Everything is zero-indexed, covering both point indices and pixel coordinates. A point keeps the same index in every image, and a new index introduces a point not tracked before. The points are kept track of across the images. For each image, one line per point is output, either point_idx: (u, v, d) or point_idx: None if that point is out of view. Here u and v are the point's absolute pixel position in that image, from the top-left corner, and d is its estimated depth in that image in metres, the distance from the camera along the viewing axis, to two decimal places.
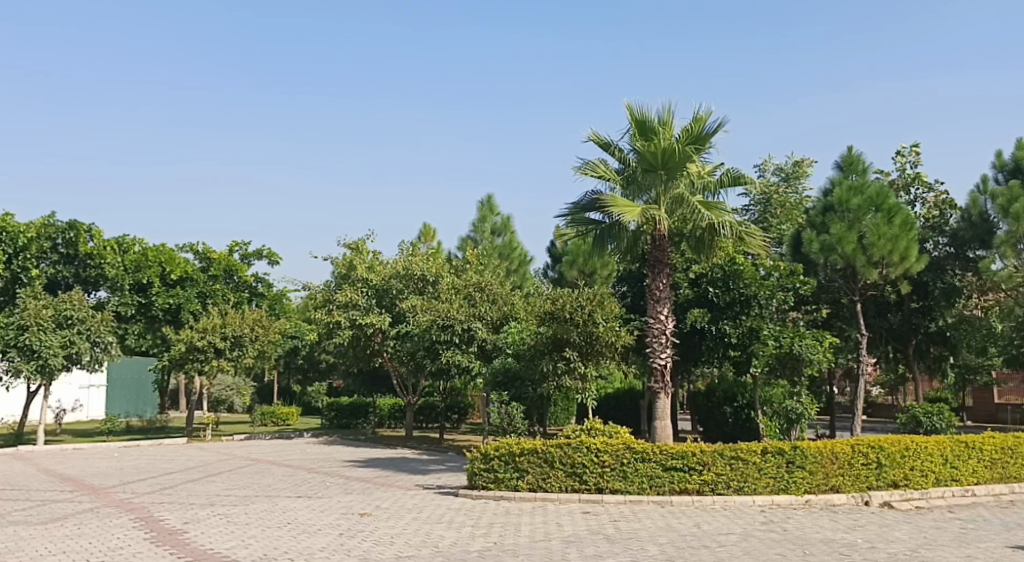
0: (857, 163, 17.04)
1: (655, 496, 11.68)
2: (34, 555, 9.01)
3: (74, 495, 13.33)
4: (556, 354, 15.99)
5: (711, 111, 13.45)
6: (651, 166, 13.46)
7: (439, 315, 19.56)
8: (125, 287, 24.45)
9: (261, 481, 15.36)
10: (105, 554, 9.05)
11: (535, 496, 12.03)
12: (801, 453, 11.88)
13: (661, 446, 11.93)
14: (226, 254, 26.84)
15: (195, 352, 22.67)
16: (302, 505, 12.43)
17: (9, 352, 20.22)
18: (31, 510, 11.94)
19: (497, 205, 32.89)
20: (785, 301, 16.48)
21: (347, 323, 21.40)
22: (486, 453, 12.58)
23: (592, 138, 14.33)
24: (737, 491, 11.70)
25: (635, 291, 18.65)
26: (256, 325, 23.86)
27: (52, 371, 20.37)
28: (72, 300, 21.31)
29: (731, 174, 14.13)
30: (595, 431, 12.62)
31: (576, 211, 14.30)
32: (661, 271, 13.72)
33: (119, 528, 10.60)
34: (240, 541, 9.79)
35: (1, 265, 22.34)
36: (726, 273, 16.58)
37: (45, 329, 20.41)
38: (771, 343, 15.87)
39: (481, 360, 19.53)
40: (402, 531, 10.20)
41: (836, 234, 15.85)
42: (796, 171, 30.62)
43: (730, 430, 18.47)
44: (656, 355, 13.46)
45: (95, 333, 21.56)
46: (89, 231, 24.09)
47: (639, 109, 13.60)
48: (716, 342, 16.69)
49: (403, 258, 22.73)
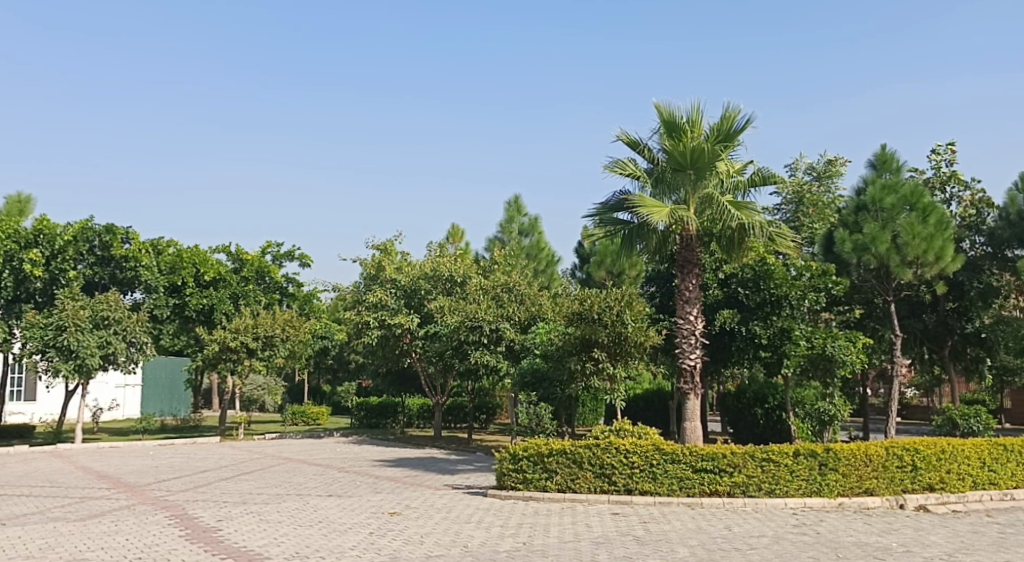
0: (890, 162, 16.79)
1: (684, 498, 11.61)
2: (74, 551, 9.21)
3: (111, 493, 13.58)
4: (584, 354, 15.96)
5: (740, 109, 13.33)
6: (680, 165, 13.35)
7: (467, 316, 19.61)
8: (160, 289, 24.81)
9: (292, 479, 15.53)
10: (141, 550, 9.22)
11: (564, 497, 12.02)
12: (834, 455, 11.75)
13: (690, 447, 11.87)
14: (259, 255, 27.31)
15: (228, 352, 23.00)
16: (333, 504, 12.55)
17: (48, 351, 20.67)
18: (69, 507, 12.19)
19: (525, 205, 32.95)
20: (816, 302, 16.18)
21: (376, 323, 21.57)
22: (515, 453, 12.60)
23: (621, 137, 14.28)
24: (768, 493, 11.58)
25: (663, 292, 18.57)
26: (287, 325, 24.14)
27: (89, 370, 20.84)
28: (108, 300, 21.71)
29: (762, 174, 14.00)
30: (624, 432, 12.57)
31: (604, 211, 14.32)
32: (690, 271, 13.65)
33: (155, 525, 10.79)
34: (272, 538, 9.91)
35: (40, 268, 22.69)
36: (757, 274, 16.44)
37: (83, 329, 20.82)
38: (803, 344, 15.71)
39: (509, 360, 19.55)
40: (432, 531, 10.26)
41: (869, 233, 15.69)
42: (828, 169, 30.23)
43: (761, 432, 18.27)
44: (685, 356, 13.38)
45: (131, 333, 21.94)
46: (125, 232, 24.41)
47: (667, 108, 13.52)
48: (746, 343, 16.54)
49: (431, 258, 22.88)
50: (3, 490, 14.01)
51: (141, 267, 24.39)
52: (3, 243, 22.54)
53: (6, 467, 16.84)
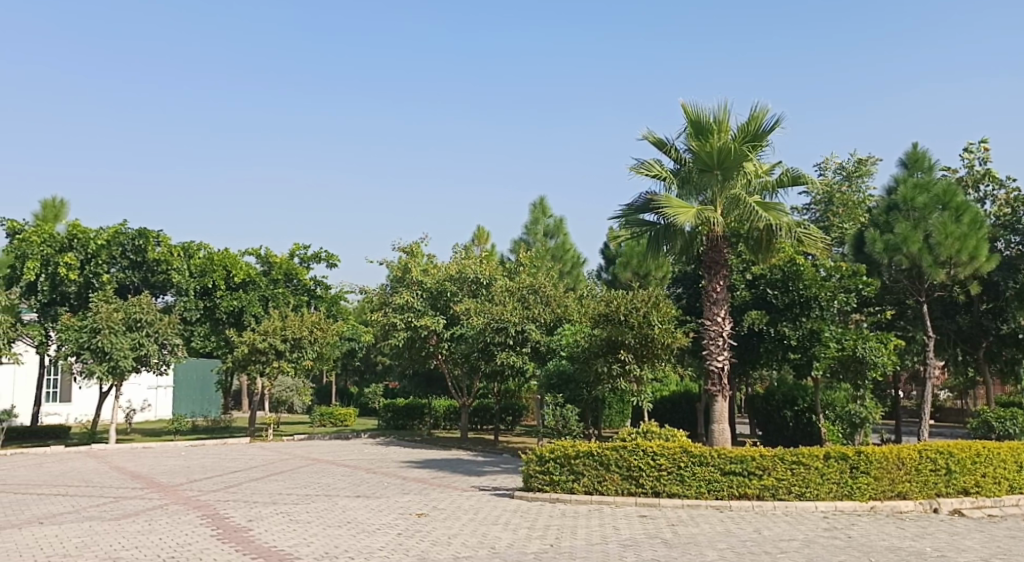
0: (922, 160, 16.55)
1: (713, 501, 11.53)
2: (109, 550, 9.36)
3: (144, 493, 13.81)
4: (610, 355, 15.91)
5: (768, 108, 13.22)
6: (707, 166, 13.27)
7: (493, 318, 19.59)
8: (191, 291, 25.14)
9: (321, 480, 15.69)
10: (174, 549, 9.35)
11: (591, 499, 11.99)
12: (866, 458, 11.58)
13: (718, 450, 11.78)
14: (287, 258, 27.61)
15: (257, 354, 23.28)
16: (361, 504, 12.66)
17: (83, 353, 21.06)
18: (105, 507, 12.41)
19: (550, 207, 32.97)
20: (847, 302, 16.06)
21: (403, 324, 21.71)
22: (541, 455, 12.61)
23: (647, 137, 14.23)
24: (798, 496, 11.46)
25: (690, 293, 18.48)
26: (315, 327, 24.35)
27: (123, 372, 21.19)
28: (141, 303, 22.06)
29: (791, 173, 13.85)
30: (651, 434, 12.49)
31: (630, 212, 14.27)
32: (718, 272, 13.55)
33: (187, 524, 10.94)
34: (302, 539, 10.00)
35: (75, 272, 23.06)
36: (786, 274, 16.25)
37: (116, 331, 21.17)
38: (833, 346, 15.54)
39: (536, 362, 19.57)
40: (459, 532, 10.29)
41: (901, 233, 15.49)
42: (858, 168, 29.84)
43: (791, 434, 18.11)
44: (713, 358, 13.28)
45: (163, 335, 22.29)
46: (157, 235, 24.72)
47: (694, 108, 13.44)
48: (775, 344, 16.40)
49: (457, 260, 22.91)
50: (41, 489, 14.30)
51: (173, 270, 24.79)
52: (40, 247, 23.00)
53: (44, 467, 17.19)
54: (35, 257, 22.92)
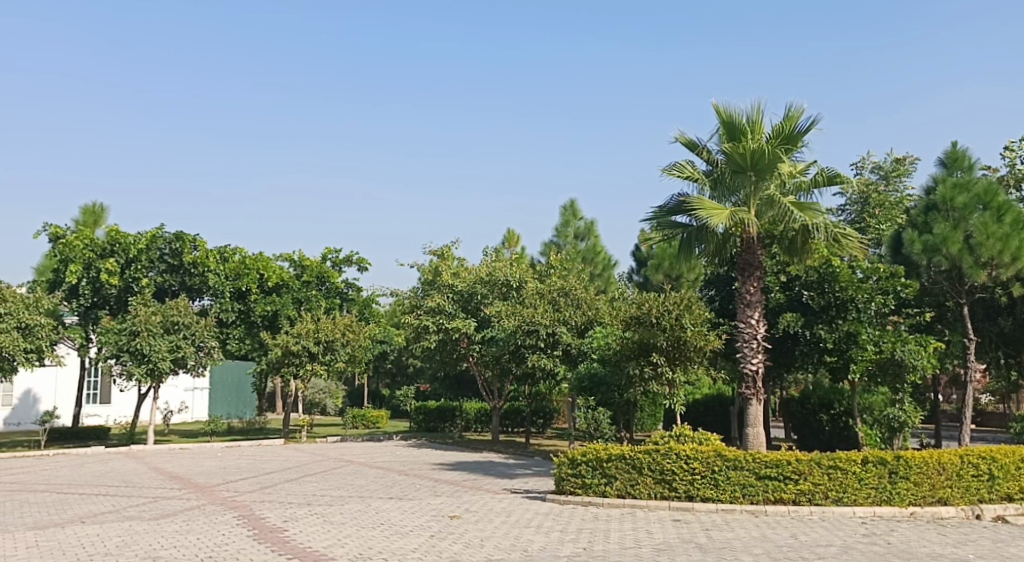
0: (962, 159, 16.22)
1: (748, 505, 11.41)
2: (149, 550, 9.51)
3: (182, 493, 14.04)
4: (642, 358, 15.83)
5: (804, 109, 13.05)
6: (740, 168, 13.15)
7: (524, 320, 19.57)
8: (226, 294, 25.55)
9: (354, 482, 15.81)
10: (212, 549, 9.48)
11: (624, 503, 11.93)
12: (905, 463, 11.36)
13: (753, 454, 11.65)
14: (319, 261, 27.93)
15: (291, 356, 23.57)
16: (394, 506, 12.75)
17: (122, 356, 21.51)
18: (144, 507, 12.62)
19: (581, 209, 33.00)
20: (884, 305, 15.78)
21: (434, 327, 21.81)
22: (573, 458, 12.57)
23: (678, 138, 14.15)
24: (835, 501, 11.30)
25: (723, 296, 18.33)
26: (347, 329, 24.56)
27: (161, 373, 21.56)
28: (178, 306, 22.44)
29: (827, 174, 13.66)
30: (684, 437, 12.39)
31: (662, 215, 14.17)
32: (752, 274, 13.40)
33: (224, 525, 11.09)
34: (337, 540, 10.10)
35: (115, 276, 23.50)
36: (822, 276, 16.08)
37: (154, 334, 21.55)
38: (870, 348, 15.27)
39: (567, 365, 19.56)
40: (492, 535, 10.30)
41: (940, 233, 15.26)
42: (896, 168, 29.35)
43: (827, 439, 17.86)
44: (747, 361, 13.14)
45: (200, 337, 22.63)
46: (194, 240, 25.07)
47: (726, 109, 13.34)
48: (811, 347, 16.18)
49: (487, 263, 22.94)
50: (83, 489, 14.61)
51: (209, 273, 25.13)
52: (82, 251, 23.56)
53: (85, 467, 17.57)
54: (78, 261, 23.46)
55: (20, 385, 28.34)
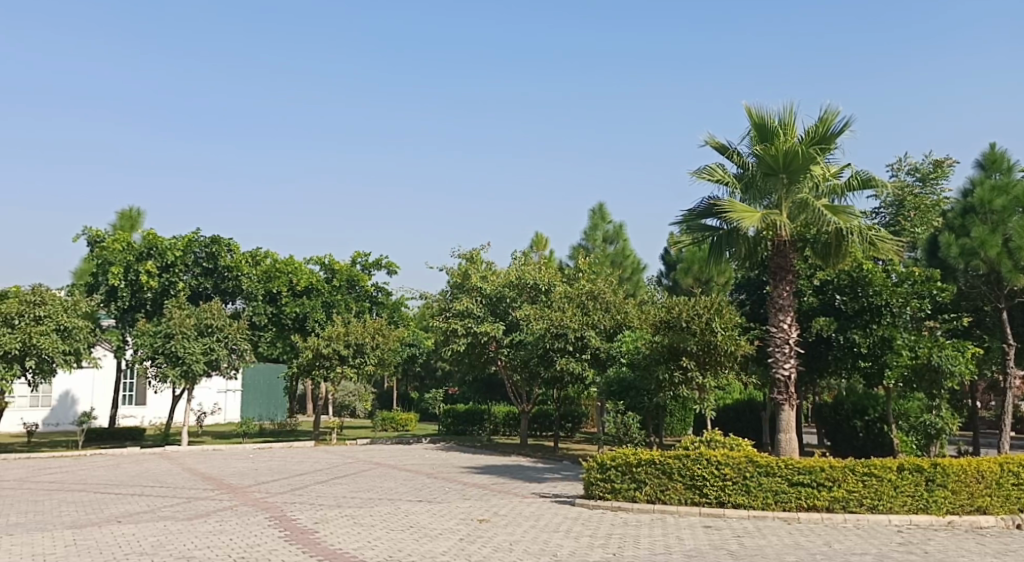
0: (1001, 161, 15.87)
1: (780, 512, 11.26)
2: (183, 549, 9.65)
3: (216, 494, 14.23)
4: (672, 363, 15.71)
5: (839, 111, 12.88)
6: (772, 169, 13.02)
7: (552, 324, 19.55)
8: (259, 297, 25.92)
9: (383, 484, 15.91)
10: (244, 550, 9.59)
11: (653, 509, 11.85)
12: (942, 471, 11.14)
13: (786, 460, 11.50)
14: (349, 264, 28.18)
15: (321, 359, 23.79)
16: (424, 509, 12.80)
17: (158, 358, 21.88)
18: (178, 507, 12.81)
19: (609, 213, 32.95)
20: (920, 309, 15.55)
21: (463, 330, 21.81)
22: (602, 462, 12.51)
23: (709, 142, 14.04)
24: (870, 509, 11.12)
25: (755, 300, 18.14)
26: (377, 333, 24.71)
27: (195, 376, 21.88)
28: (212, 309, 22.77)
29: (861, 176, 13.45)
30: (715, 443, 12.27)
31: (691, 218, 14.08)
32: (784, 278, 13.24)
33: (256, 526, 11.21)
34: (367, 542, 10.16)
35: (152, 280, 23.90)
36: (854, 280, 15.81)
37: (189, 336, 21.86)
38: (906, 353, 15.03)
39: (595, 369, 19.49)
40: (521, 539, 10.29)
41: (978, 237, 15.01)
42: (934, 170, 28.88)
43: (861, 445, 17.59)
44: (779, 366, 12.97)
45: (232, 340, 22.92)
46: (228, 243, 25.43)
47: (759, 112, 13.23)
48: (844, 352, 15.92)
49: (516, 266, 22.99)
50: (119, 488, 14.87)
51: (242, 276, 25.51)
52: (121, 254, 24.06)
53: (122, 467, 17.89)
54: (117, 264, 23.95)
55: (59, 385, 28.97)
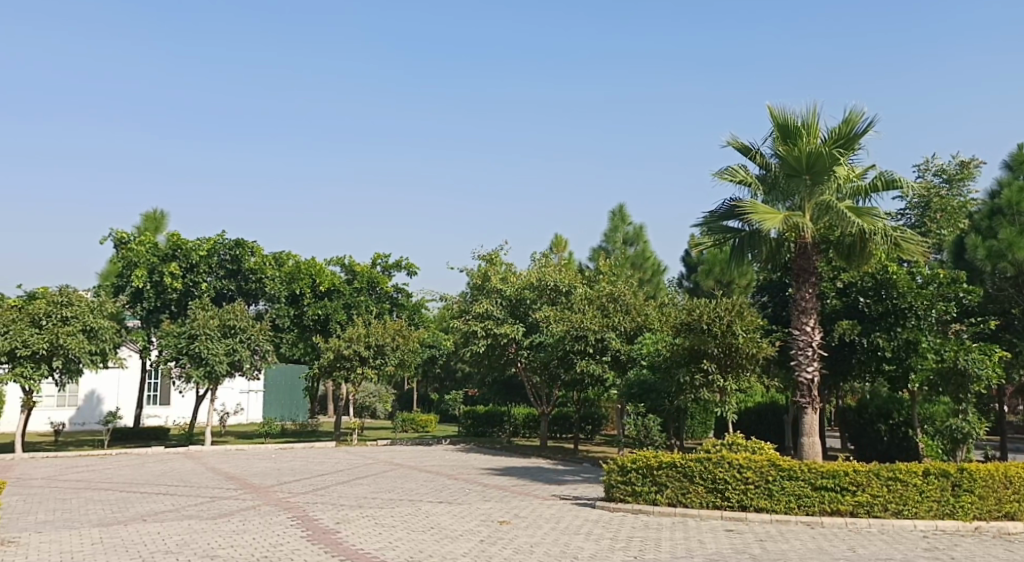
0: None
1: (804, 516, 11.17)
2: (207, 548, 9.73)
3: (239, 494, 14.35)
4: (693, 365, 15.58)
5: (864, 111, 12.76)
6: (795, 171, 12.91)
7: (572, 325, 19.53)
8: (282, 299, 26.11)
9: (404, 485, 15.97)
10: (267, 549, 9.67)
11: (675, 512, 11.80)
12: (969, 475, 11.00)
13: (809, 464, 11.39)
14: (370, 266, 28.32)
15: (343, 360, 23.95)
16: (444, 510, 12.84)
17: (182, 358, 22.11)
18: (202, 507, 12.94)
19: (630, 214, 32.89)
20: (946, 311, 15.40)
21: (482, 332, 21.83)
22: (623, 465, 12.46)
23: (731, 143, 13.95)
24: (895, 514, 11.00)
25: (777, 302, 17.99)
26: (397, 334, 24.78)
27: (218, 376, 22.09)
28: (235, 310, 22.97)
29: (885, 177, 13.31)
30: (737, 446, 12.20)
31: (712, 219, 13.99)
32: (807, 280, 13.11)
33: (279, 525, 11.31)
34: (389, 542, 10.22)
35: (175, 281, 24.14)
36: (879, 282, 15.69)
37: (212, 337, 22.08)
38: (931, 357, 14.96)
39: (616, 371, 19.42)
40: (542, 541, 10.29)
41: (1006, 238, 14.89)
42: (960, 172, 28.53)
43: (886, 449, 17.43)
44: (802, 369, 12.85)
45: (255, 341, 23.10)
46: (252, 246, 25.70)
47: (782, 112, 13.14)
48: (868, 355, 15.83)
49: (537, 268, 22.95)
50: (144, 488, 15.05)
51: (266, 278, 25.75)
52: (146, 256, 24.37)
53: (146, 466, 18.10)
54: (142, 265, 24.28)
55: (85, 385, 29.39)
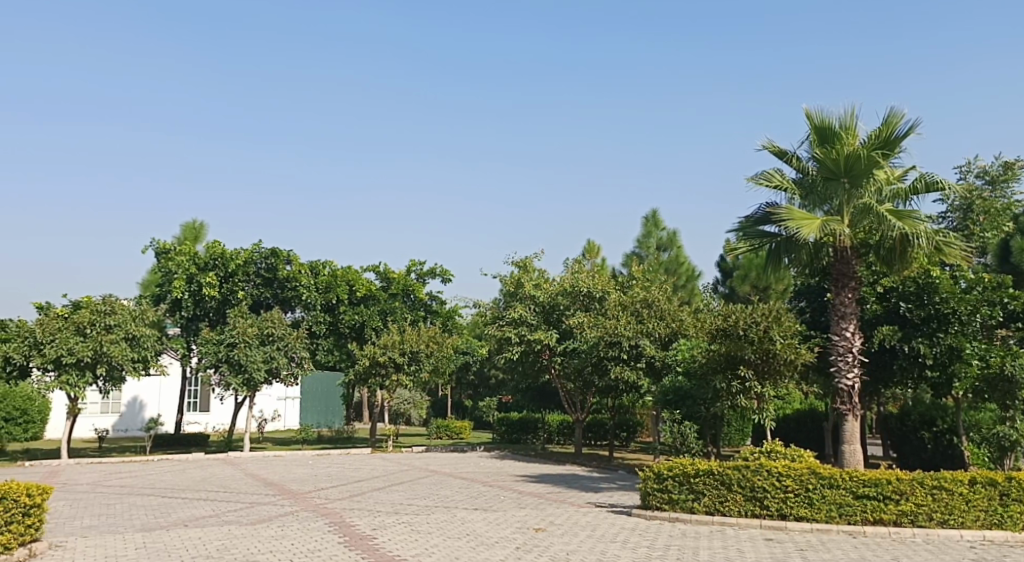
0: None
1: (845, 525, 10.97)
2: (246, 553, 9.87)
3: (277, 499, 14.53)
4: (729, 372, 15.48)
5: (902, 113, 12.57)
6: (833, 174, 12.74)
7: (606, 332, 19.46)
8: (318, 306, 26.35)
9: (440, 492, 16.02)
10: (305, 554, 9.78)
11: (713, 520, 11.65)
12: (1019, 485, 10.68)
13: (851, 472, 11.20)
14: (404, 273, 28.55)
15: (378, 367, 24.10)
16: (480, 517, 12.84)
17: (221, 365, 22.54)
18: (241, 512, 13.12)
19: (663, 220, 32.69)
20: (991, 316, 15.11)
21: (516, 339, 21.99)
22: (659, 472, 12.36)
23: (767, 146, 13.80)
24: (940, 523, 10.75)
25: (815, 307, 17.74)
26: (431, 341, 24.87)
27: (256, 384, 22.45)
28: (272, 318, 23.26)
29: (926, 179, 13.06)
30: (776, 454, 12.03)
31: (748, 225, 13.87)
32: (846, 285, 12.93)
33: (317, 531, 11.42)
34: (425, 548, 10.26)
35: (213, 290, 24.52)
36: (920, 287, 15.33)
37: (250, 345, 22.46)
38: (976, 364, 14.74)
39: (651, 378, 19.36)
40: (578, 548, 10.24)
41: None
42: (1004, 173, 27.84)
43: (930, 457, 17.03)
44: (841, 376, 12.65)
45: (292, 348, 23.35)
46: (287, 255, 26.03)
47: (818, 115, 12.99)
48: (911, 362, 15.44)
49: (570, 274, 22.78)
50: (186, 493, 15.32)
51: (300, 286, 25.93)
52: (185, 265, 24.81)
53: (187, 472, 18.42)
54: (180, 275, 24.75)
55: (128, 392, 30.08)
